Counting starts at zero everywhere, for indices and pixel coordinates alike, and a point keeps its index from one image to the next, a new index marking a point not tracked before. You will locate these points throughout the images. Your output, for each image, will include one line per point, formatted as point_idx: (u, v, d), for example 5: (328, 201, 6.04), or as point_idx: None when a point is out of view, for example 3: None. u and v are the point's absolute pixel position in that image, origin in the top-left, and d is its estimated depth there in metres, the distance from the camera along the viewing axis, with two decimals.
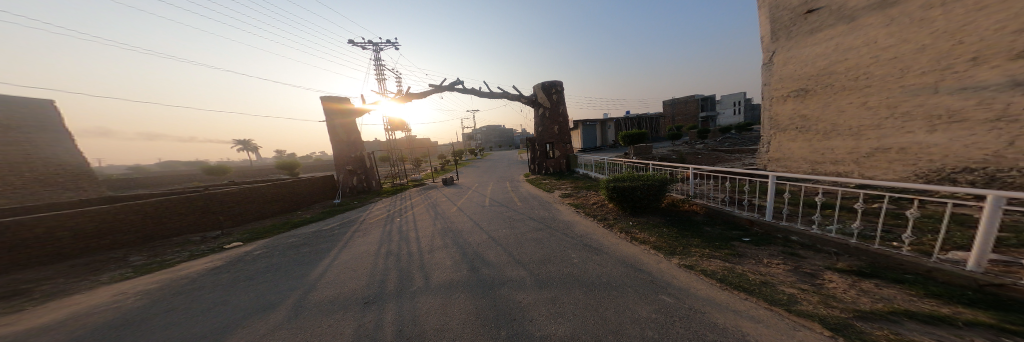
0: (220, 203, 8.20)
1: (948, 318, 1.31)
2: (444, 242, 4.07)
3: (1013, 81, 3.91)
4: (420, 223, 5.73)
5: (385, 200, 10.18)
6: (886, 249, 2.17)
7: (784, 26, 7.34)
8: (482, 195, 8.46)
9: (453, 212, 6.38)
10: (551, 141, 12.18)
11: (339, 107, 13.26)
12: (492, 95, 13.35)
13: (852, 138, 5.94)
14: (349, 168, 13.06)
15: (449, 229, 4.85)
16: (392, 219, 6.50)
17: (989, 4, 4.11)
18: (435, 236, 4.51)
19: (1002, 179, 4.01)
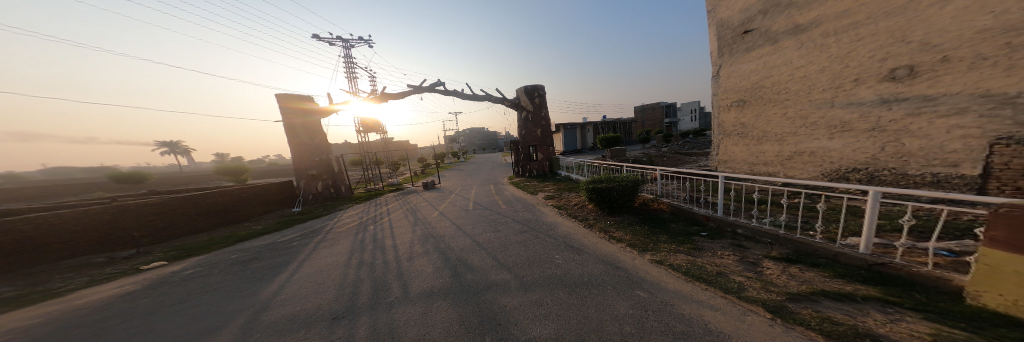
0: (133, 215, 6.73)
1: (851, 295, 1.68)
2: (425, 249, 3.90)
3: (881, 99, 5.14)
4: (398, 229, 5.40)
5: (358, 207, 9.32)
6: (806, 238, 2.67)
7: (726, 44, 8.41)
8: (466, 199, 8.27)
9: (434, 217, 6.11)
10: (534, 144, 12.35)
11: (302, 107, 11.82)
12: (475, 98, 13.09)
13: (777, 143, 7.07)
14: (314, 172, 11.70)
15: (430, 235, 4.64)
16: (368, 227, 6.01)
17: (866, 37, 5.28)
18: (414, 243, 4.29)
19: (879, 178, 5.31)
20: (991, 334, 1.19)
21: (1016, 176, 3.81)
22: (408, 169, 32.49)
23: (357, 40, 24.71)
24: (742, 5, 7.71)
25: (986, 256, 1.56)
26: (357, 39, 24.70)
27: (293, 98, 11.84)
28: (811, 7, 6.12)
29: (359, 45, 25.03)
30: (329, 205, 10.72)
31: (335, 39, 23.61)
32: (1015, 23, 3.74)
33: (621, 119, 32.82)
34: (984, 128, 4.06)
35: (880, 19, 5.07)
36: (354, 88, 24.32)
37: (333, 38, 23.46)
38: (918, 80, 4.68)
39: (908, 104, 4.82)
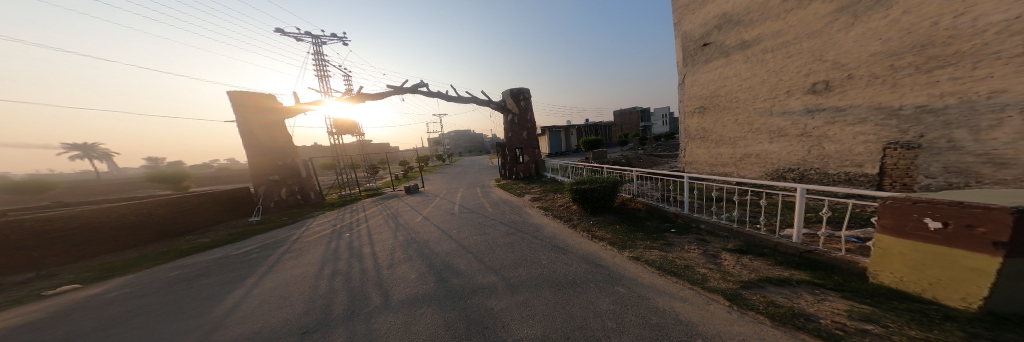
0: (34, 234, 5.53)
1: (788, 280, 1.99)
2: (407, 255, 3.75)
3: (806, 109, 6.09)
4: (376, 236, 5.11)
5: (329, 214, 8.55)
6: (754, 231, 3.09)
7: (687, 56, 9.21)
8: (452, 202, 8.05)
9: (416, 222, 5.87)
10: (520, 147, 12.37)
11: (262, 102, 11.04)
12: (459, 100, 12.83)
13: (731, 146, 7.93)
14: (276, 178, 10.84)
15: (412, 240, 4.46)
16: (342, 235, 5.57)
17: (796, 55, 6.19)
18: (395, 249, 4.10)
19: (807, 176, 6.23)
20: (887, 307, 1.52)
21: (903, 175, 4.84)
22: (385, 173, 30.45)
23: (329, 36, 23.23)
24: (701, 20, 8.48)
25: (882, 244, 2.03)
26: (329, 36, 23.17)
27: (251, 96, 10.93)
28: (754, 25, 6.99)
29: (331, 41, 23.39)
30: (294, 213, 9.67)
31: (303, 33, 21.84)
32: (896, 49, 4.72)
33: (601, 122, 34.19)
34: (878, 134, 5.03)
35: (806, 41, 5.99)
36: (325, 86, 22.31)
37: (301, 33, 21.80)
38: (833, 94, 5.63)
39: (826, 114, 5.77)
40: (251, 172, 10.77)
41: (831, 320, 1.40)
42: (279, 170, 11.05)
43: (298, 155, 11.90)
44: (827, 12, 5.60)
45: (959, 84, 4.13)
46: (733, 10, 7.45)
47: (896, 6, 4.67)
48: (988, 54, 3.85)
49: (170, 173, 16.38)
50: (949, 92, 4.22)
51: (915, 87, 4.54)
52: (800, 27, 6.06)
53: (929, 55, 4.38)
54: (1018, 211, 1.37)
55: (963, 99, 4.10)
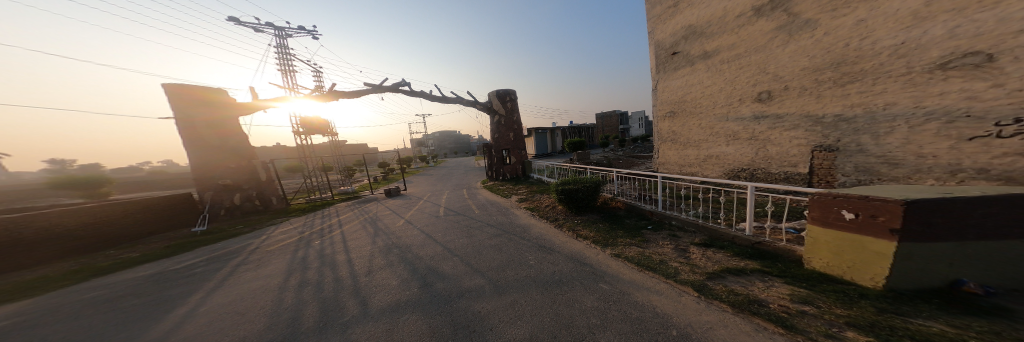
0: None
1: (744, 269, 2.27)
2: (388, 261, 3.56)
3: (754, 116, 6.93)
4: (352, 242, 4.78)
5: (295, 221, 7.73)
6: (716, 226, 3.45)
7: (657, 63, 9.88)
8: (435, 205, 7.79)
9: (397, 227, 5.57)
10: (507, 148, 12.38)
11: (206, 96, 9.73)
12: (444, 100, 12.75)
13: (695, 148, 8.71)
14: (227, 181, 9.67)
15: (393, 245, 4.26)
16: (311, 242, 5.09)
17: (746, 67, 7.00)
18: (374, 255, 3.87)
19: (755, 175, 7.10)
20: (819, 289, 1.82)
21: (827, 173, 5.75)
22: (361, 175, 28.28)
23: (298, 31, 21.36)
24: (670, 30, 9.09)
25: (812, 233, 2.41)
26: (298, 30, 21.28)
27: (191, 90, 9.61)
28: (713, 38, 7.74)
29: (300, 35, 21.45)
30: (251, 221, 8.55)
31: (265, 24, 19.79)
32: (820, 65, 5.59)
33: (583, 124, 35.35)
34: (808, 139, 5.92)
35: (754, 54, 6.80)
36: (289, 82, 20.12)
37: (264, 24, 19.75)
38: (775, 102, 6.48)
39: (769, 120, 6.63)
40: (194, 175, 9.43)
41: (778, 305, 1.63)
42: (236, 177, 9.88)
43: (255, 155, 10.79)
44: (770, 29, 6.42)
45: (864, 97, 5.03)
46: (696, 22, 8.17)
47: (820, 28, 5.53)
48: (883, 73, 4.75)
49: (81, 177, 13.44)
50: (857, 104, 5.12)
51: (834, 98, 5.44)
52: (749, 41, 6.87)
53: (843, 71, 5.25)
54: (906, 203, 1.73)
55: (867, 110, 5.00)
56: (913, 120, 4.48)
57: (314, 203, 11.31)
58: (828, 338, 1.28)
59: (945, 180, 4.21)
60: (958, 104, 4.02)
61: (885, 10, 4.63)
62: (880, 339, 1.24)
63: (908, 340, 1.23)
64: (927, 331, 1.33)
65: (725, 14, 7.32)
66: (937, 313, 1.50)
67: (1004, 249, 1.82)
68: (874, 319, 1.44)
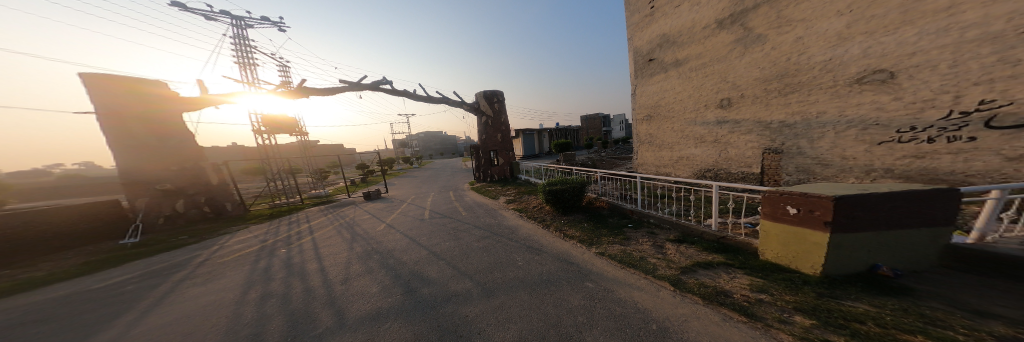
0: None
1: (711, 263, 2.52)
2: (368, 267, 3.35)
3: (718, 121, 7.63)
4: (325, 249, 4.42)
5: (256, 229, 6.90)
6: (688, 222, 3.72)
7: (634, 69, 10.40)
8: (420, 208, 7.47)
9: (378, 231, 5.26)
10: (495, 149, 12.28)
11: (134, 87, 8.25)
12: (429, 100, 12.54)
13: (667, 150, 9.33)
14: (168, 186, 8.54)
15: (373, 251, 4.02)
16: (276, 251, 4.60)
17: (712, 75, 7.62)
18: (351, 262, 3.62)
19: (717, 174, 7.85)
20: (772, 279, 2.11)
21: (774, 173, 6.55)
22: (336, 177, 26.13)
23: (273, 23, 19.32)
24: (646, 38, 9.60)
25: (765, 227, 2.72)
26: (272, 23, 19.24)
27: (113, 80, 8.03)
28: (682, 47, 8.37)
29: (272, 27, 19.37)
30: (199, 230, 7.44)
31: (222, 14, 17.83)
32: (769, 76, 6.37)
33: (568, 126, 35.96)
34: (761, 142, 6.69)
35: (717, 64, 7.47)
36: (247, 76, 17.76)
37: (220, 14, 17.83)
38: (734, 109, 7.18)
39: (729, 125, 7.34)
40: (121, 177, 8.03)
41: (741, 295, 1.90)
42: (184, 182, 8.92)
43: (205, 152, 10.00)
44: (729, 42, 7.11)
45: (802, 106, 5.84)
46: (669, 32, 8.72)
47: (769, 43, 6.29)
48: (817, 84, 5.56)
49: None
50: (797, 112, 5.91)
51: (780, 106, 6.21)
52: (712, 52, 7.55)
53: (786, 82, 6.04)
54: (835, 198, 2.02)
55: (804, 118, 5.80)
56: (839, 127, 5.33)
57: (280, 209, 10.21)
58: (781, 323, 1.58)
59: (862, 178, 5.09)
60: (870, 113, 4.92)
61: (818, 29, 5.44)
62: (821, 323, 1.58)
63: (839, 319, 1.62)
64: (853, 311, 1.73)
65: (694, 25, 7.93)
66: (864, 295, 1.90)
67: (902, 238, 2.27)
68: (814, 303, 1.78)
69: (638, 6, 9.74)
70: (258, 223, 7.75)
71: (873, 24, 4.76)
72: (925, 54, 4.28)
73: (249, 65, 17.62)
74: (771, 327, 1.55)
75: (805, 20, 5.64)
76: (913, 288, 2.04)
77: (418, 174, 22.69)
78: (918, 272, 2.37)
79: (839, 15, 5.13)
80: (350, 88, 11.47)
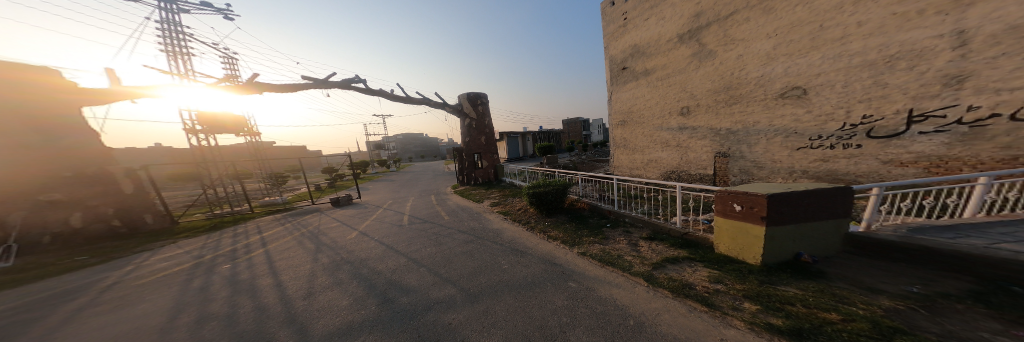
0: None
1: (677, 258, 2.83)
2: (336, 279, 3.05)
3: (680, 127, 8.54)
4: (280, 262, 3.91)
5: (189, 243, 5.83)
6: (658, 221, 4.01)
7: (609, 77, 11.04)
8: (398, 213, 7.04)
9: (349, 240, 4.83)
10: (479, 152, 12.01)
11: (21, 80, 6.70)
12: (413, 102, 12.08)
13: (638, 153, 10.13)
14: (59, 197, 6.76)
15: (343, 261, 3.68)
16: (215, 268, 3.93)
17: (676, 84, 8.43)
18: (315, 275, 3.25)
19: (680, 175, 8.79)
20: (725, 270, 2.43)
21: (724, 174, 7.71)
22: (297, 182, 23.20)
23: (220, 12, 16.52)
24: (619, 48, 10.22)
25: (718, 224, 3.08)
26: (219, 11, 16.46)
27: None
28: (650, 57, 9.09)
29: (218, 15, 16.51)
30: (108, 248, 6.04)
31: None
32: (718, 88, 7.46)
33: (549, 129, 36.43)
34: (713, 147, 7.79)
35: (678, 74, 8.35)
36: (178, 67, 14.88)
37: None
38: (693, 116, 8.15)
39: (688, 131, 8.34)
40: None
41: (702, 286, 2.23)
42: (93, 191, 7.27)
43: (112, 155, 8.20)
44: (688, 55, 8.00)
45: (743, 115, 7.05)
46: (639, 43, 9.40)
47: (718, 58, 7.38)
48: (754, 97, 6.80)
49: None
50: (739, 121, 7.15)
51: (725, 115, 7.42)
52: (674, 63, 8.40)
53: (731, 94, 7.22)
54: (768, 196, 2.38)
55: (744, 125, 7.06)
56: (770, 135, 6.62)
57: (225, 220, 8.74)
58: (734, 310, 1.90)
59: (786, 178, 6.45)
60: (791, 124, 6.24)
61: (754, 49, 6.67)
62: (762, 307, 1.91)
63: (775, 302, 1.97)
64: (785, 293, 2.11)
65: (660, 38, 8.69)
66: (789, 281, 2.29)
67: (816, 229, 2.77)
68: (756, 291, 2.13)
69: (613, 17, 10.33)
70: (192, 237, 6.53)
71: (792, 47, 6.07)
72: (826, 76, 5.65)
73: (183, 55, 14.82)
74: (726, 314, 1.84)
75: (744, 40, 6.82)
76: (825, 272, 2.51)
77: (397, 178, 21.34)
78: (829, 257, 2.91)
79: (767, 37, 6.40)
80: (315, 84, 10.20)
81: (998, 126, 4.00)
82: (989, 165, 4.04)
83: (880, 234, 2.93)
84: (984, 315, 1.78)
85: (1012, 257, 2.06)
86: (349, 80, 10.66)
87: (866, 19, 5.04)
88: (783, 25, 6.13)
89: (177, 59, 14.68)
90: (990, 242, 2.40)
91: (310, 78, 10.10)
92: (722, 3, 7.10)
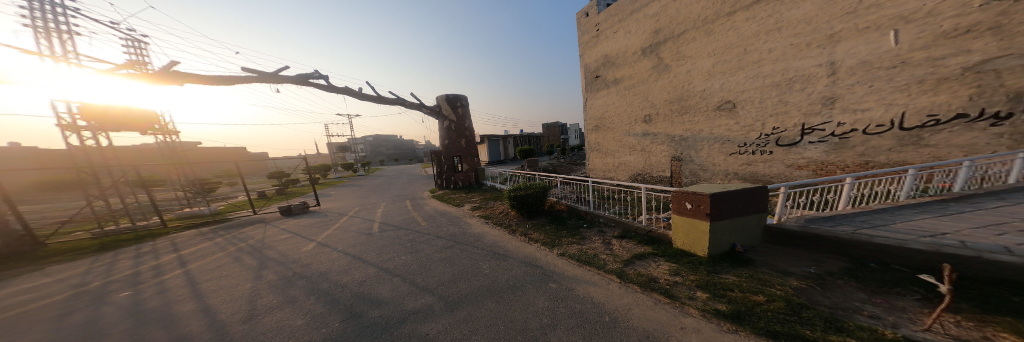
0: None
1: (644, 255, 3.09)
2: (288, 296, 2.65)
3: (643, 133, 9.58)
4: (204, 284, 3.24)
5: (73, 267, 4.54)
6: (628, 220, 4.32)
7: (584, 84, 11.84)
8: (368, 220, 6.44)
9: (306, 251, 4.25)
10: (458, 155, 11.53)
11: None
12: (387, 101, 11.11)
13: (610, 156, 11.06)
14: None
15: (296, 276, 3.21)
16: (106, 298, 3.08)
17: (640, 93, 9.42)
18: (260, 294, 2.78)
19: (645, 177, 9.85)
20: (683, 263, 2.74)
21: (678, 176, 8.84)
22: (236, 188, 19.66)
23: None
24: (593, 57, 11.11)
25: (673, 221, 3.46)
26: None
27: None
28: (618, 67, 10.04)
29: None
30: None
31: None
32: (672, 98, 8.56)
33: (529, 133, 36.87)
34: (670, 151, 8.88)
35: (641, 85, 9.36)
36: (53, 48, 11.34)
37: None
38: (654, 124, 9.18)
39: (650, 137, 9.37)
40: None
41: (664, 279, 2.49)
42: None
43: None
44: (649, 67, 9.05)
45: (692, 124, 8.22)
46: (609, 53, 10.32)
47: (671, 72, 8.47)
48: (700, 108, 7.98)
49: None
50: (687, 128, 8.35)
51: (677, 123, 8.56)
52: (638, 75, 9.40)
53: (681, 104, 8.38)
54: (710, 196, 2.79)
55: (692, 133, 8.25)
56: (712, 142, 7.86)
57: (124, 239, 6.85)
58: (690, 299, 2.15)
59: (723, 178, 7.77)
60: (725, 133, 7.58)
61: (697, 65, 7.89)
62: (711, 295, 2.20)
63: (722, 290, 2.27)
64: (728, 281, 2.46)
65: (626, 50, 9.66)
66: (730, 270, 2.69)
67: (745, 224, 3.31)
68: (708, 282, 2.43)
69: (587, 27, 11.20)
70: (75, 260, 5.07)
71: (725, 66, 7.36)
72: (747, 92, 7.06)
73: (61, 33, 11.34)
74: (684, 304, 2.07)
75: (691, 57, 7.98)
76: (754, 260, 3.01)
77: (364, 182, 19.45)
78: (755, 246, 3.50)
79: (708, 56, 7.62)
80: (259, 78, 8.64)
81: (854, 139, 5.67)
82: (853, 168, 5.70)
83: (785, 223, 3.64)
84: (857, 289, 2.31)
85: (867, 239, 2.76)
86: (306, 74, 9.27)
87: (774, 47, 6.52)
88: (719, 47, 7.40)
89: (50, 38, 11.17)
90: (855, 228, 3.15)
91: (253, 70, 8.52)
92: (676, 23, 8.18)
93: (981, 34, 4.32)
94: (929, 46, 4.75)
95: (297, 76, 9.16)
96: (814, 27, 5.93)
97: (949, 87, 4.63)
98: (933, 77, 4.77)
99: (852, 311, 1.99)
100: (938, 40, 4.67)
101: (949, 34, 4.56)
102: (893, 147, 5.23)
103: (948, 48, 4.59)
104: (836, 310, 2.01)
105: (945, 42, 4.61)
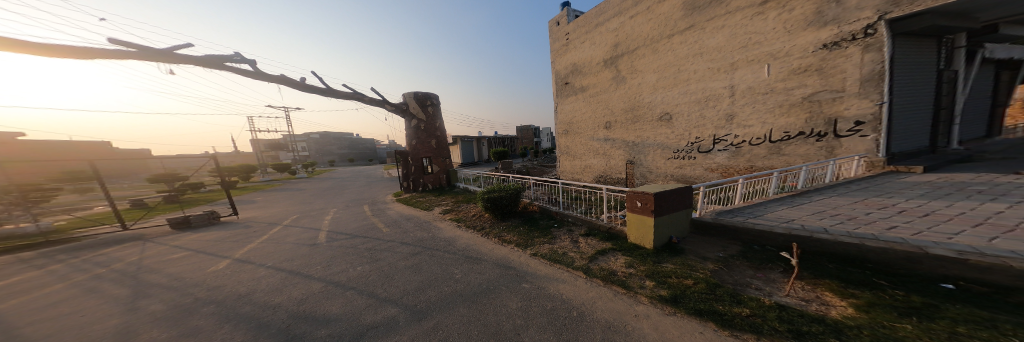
0: None
1: (606, 251, 3.37)
2: (183, 328, 2.05)
3: (606, 139, 10.51)
4: (21, 330, 2.25)
5: None
6: (592, 219, 4.64)
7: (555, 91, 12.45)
8: (313, 229, 5.50)
9: (224, 270, 3.40)
10: (428, 156, 10.73)
11: None
12: (337, 95, 9.44)
13: (578, 159, 11.87)
14: None
15: (201, 302, 2.53)
16: None
17: (602, 101, 10.32)
18: (136, 330, 2.08)
19: (608, 178, 10.86)
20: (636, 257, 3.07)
21: (631, 178, 9.96)
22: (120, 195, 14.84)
23: None
24: (563, 64, 11.76)
25: (626, 219, 3.86)
26: None
27: None
28: (585, 76, 10.81)
29: None
30: None
31: None
32: (628, 108, 9.56)
33: (504, 134, 36.83)
34: (625, 156, 9.93)
35: (604, 93, 10.23)
36: None
37: None
38: (614, 130, 10.14)
39: (612, 142, 10.33)
40: None
41: (621, 272, 2.75)
42: None
43: None
44: (609, 78, 9.93)
45: (641, 131, 9.32)
46: (577, 62, 11.06)
47: (626, 84, 9.44)
48: (648, 118, 9.08)
49: None
50: (637, 135, 9.44)
51: (631, 130, 9.61)
52: (602, 84, 10.26)
53: (633, 114, 9.42)
54: (654, 194, 3.22)
55: (641, 139, 9.36)
56: (656, 148, 9.04)
57: None
58: (642, 288, 2.42)
59: (663, 179, 8.99)
60: (664, 141, 8.79)
61: (646, 79, 8.91)
62: (658, 282, 2.52)
63: (666, 277, 2.62)
64: (669, 268, 2.85)
65: (591, 60, 10.47)
66: (669, 259, 3.14)
67: (679, 219, 3.91)
68: (656, 271, 2.77)
69: (558, 36, 11.83)
70: None
71: (665, 82, 8.46)
72: (680, 106, 8.25)
73: None
74: (637, 293, 2.33)
75: (640, 71, 8.99)
76: (686, 249, 3.56)
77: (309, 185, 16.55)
78: (687, 237, 4.14)
79: (653, 72, 8.67)
80: (139, 54, 6.38)
81: (744, 148, 7.18)
82: (743, 170, 7.23)
83: (705, 216, 4.40)
84: (748, 267, 2.94)
85: (751, 227, 3.55)
86: (220, 56, 7.26)
87: (698, 69, 7.75)
88: (660, 64, 8.49)
89: None
90: (746, 218, 4.03)
91: (126, 43, 6.21)
92: (630, 39, 9.08)
93: (811, 74, 5.90)
94: (785, 79, 6.28)
95: (206, 56, 7.11)
96: (723, 55, 7.24)
97: (795, 111, 6.21)
98: (787, 103, 6.32)
99: (747, 285, 2.51)
100: (791, 75, 6.20)
101: (796, 72, 6.10)
102: (766, 155, 6.79)
103: (795, 82, 6.16)
104: (736, 286, 2.52)
105: (793, 77, 6.16)
